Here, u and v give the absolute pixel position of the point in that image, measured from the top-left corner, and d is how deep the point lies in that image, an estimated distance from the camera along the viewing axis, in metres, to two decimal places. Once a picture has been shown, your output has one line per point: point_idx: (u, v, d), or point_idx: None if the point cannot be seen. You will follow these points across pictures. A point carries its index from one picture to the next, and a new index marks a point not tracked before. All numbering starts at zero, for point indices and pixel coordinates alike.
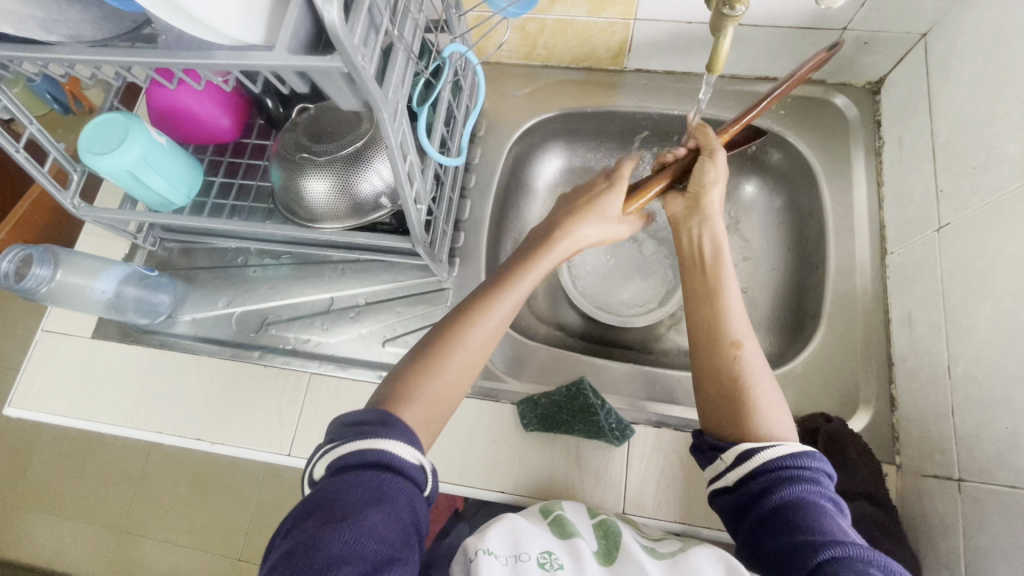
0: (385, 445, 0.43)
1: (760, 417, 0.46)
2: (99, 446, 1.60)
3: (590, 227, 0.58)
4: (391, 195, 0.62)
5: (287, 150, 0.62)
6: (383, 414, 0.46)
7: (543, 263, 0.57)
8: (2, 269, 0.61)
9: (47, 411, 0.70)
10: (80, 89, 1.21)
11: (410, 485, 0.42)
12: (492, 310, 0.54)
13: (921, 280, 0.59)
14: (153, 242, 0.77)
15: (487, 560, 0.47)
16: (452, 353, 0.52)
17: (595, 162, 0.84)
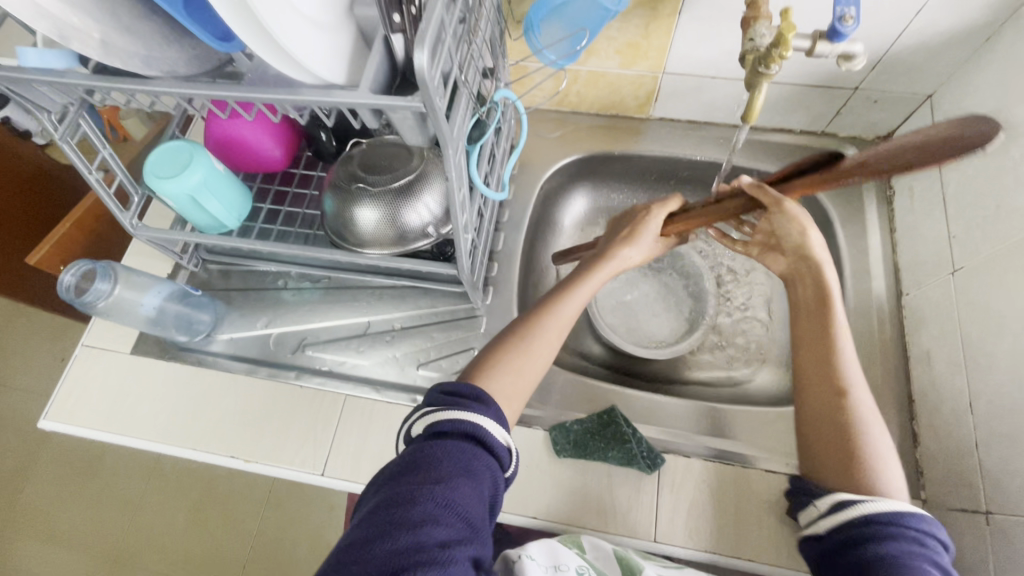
0: (477, 419, 0.48)
1: (875, 471, 0.48)
2: (101, 470, 1.58)
3: (640, 249, 0.64)
4: (437, 224, 0.66)
5: (340, 181, 0.65)
6: (478, 390, 0.52)
7: (601, 273, 0.63)
8: (65, 282, 0.61)
9: (83, 425, 0.71)
10: (119, 118, 1.28)
11: (494, 461, 0.48)
12: (562, 307, 0.60)
13: (938, 321, 0.62)
14: (196, 263, 0.80)
15: (528, 562, 0.53)
16: (530, 345, 0.58)
17: (619, 201, 0.89)
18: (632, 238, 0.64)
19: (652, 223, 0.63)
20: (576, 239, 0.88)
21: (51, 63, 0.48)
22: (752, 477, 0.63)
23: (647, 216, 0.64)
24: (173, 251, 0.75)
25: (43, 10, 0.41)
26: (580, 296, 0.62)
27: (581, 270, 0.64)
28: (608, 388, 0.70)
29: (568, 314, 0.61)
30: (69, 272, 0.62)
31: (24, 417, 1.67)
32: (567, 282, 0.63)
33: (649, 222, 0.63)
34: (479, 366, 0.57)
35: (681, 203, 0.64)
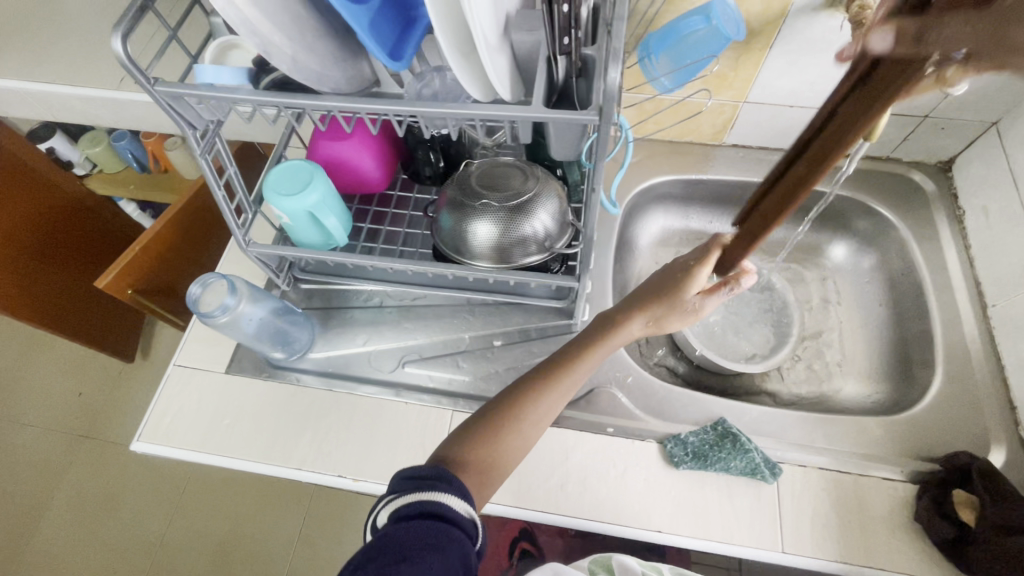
0: (440, 497, 0.44)
1: None
2: (119, 511, 1.50)
3: (677, 311, 0.62)
4: (550, 241, 0.67)
5: (457, 196, 0.67)
6: (441, 470, 0.47)
7: (597, 355, 0.61)
8: (194, 296, 0.64)
9: (179, 446, 0.69)
10: (164, 146, 1.28)
11: (465, 536, 0.44)
12: (557, 390, 0.58)
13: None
14: (289, 282, 0.80)
15: None
16: (521, 421, 0.56)
17: (692, 224, 0.93)
18: (653, 310, 0.62)
19: (693, 280, 0.61)
20: (652, 259, 0.92)
21: (223, 78, 0.50)
22: (867, 484, 0.64)
23: (685, 275, 0.61)
24: (272, 268, 0.76)
25: (252, 26, 0.42)
26: (572, 384, 0.59)
27: (587, 341, 0.62)
28: (714, 400, 0.71)
29: (558, 399, 0.58)
30: (195, 287, 0.64)
31: (35, 456, 1.59)
32: (563, 365, 0.60)
33: (688, 279, 0.61)
34: (477, 450, 0.53)
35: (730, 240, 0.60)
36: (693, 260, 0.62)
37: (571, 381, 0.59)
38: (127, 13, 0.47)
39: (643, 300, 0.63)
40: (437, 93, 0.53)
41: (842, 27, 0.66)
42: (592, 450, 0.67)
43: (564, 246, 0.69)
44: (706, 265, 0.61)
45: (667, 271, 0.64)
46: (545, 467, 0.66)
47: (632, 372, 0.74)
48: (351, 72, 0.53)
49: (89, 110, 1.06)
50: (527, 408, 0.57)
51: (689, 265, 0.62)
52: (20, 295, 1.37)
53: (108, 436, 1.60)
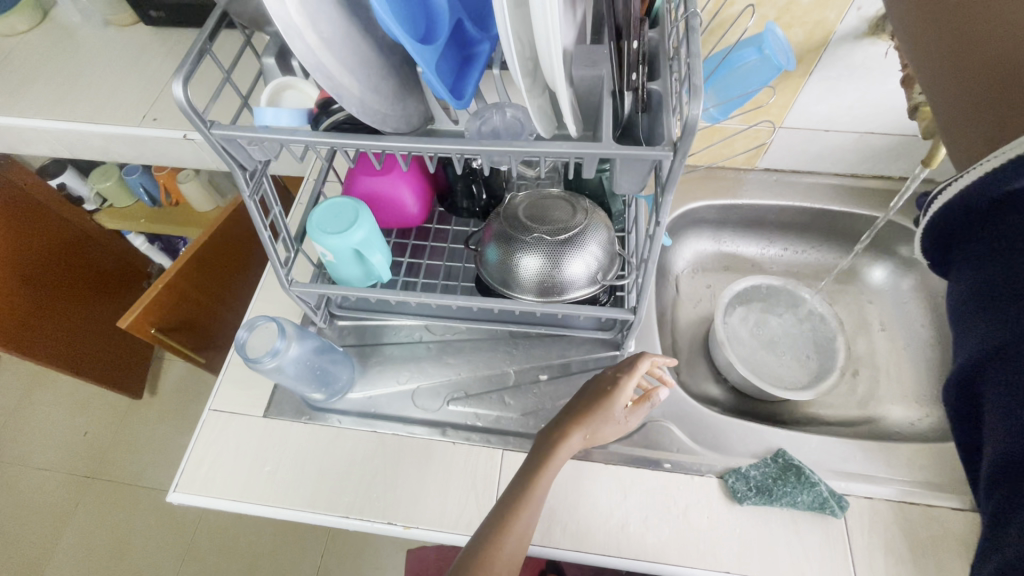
0: None
1: None
2: (129, 555, 1.43)
3: (610, 423, 0.61)
4: (600, 274, 0.65)
5: (502, 230, 0.66)
6: None
7: (549, 472, 0.57)
8: (241, 341, 0.62)
9: (217, 496, 0.66)
10: (177, 180, 1.26)
11: None
12: (533, 499, 0.56)
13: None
14: (325, 319, 0.77)
15: None
16: (503, 541, 0.53)
17: (725, 247, 0.92)
18: (589, 423, 0.60)
19: (622, 393, 0.61)
20: (686, 285, 0.91)
21: (283, 121, 0.49)
22: (934, 514, 0.62)
23: (615, 388, 0.61)
24: (310, 306, 0.73)
25: (325, 68, 0.42)
26: (527, 519, 0.55)
27: (535, 453, 0.59)
28: (769, 430, 0.70)
29: (526, 525, 0.55)
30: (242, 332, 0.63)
31: (42, 500, 1.52)
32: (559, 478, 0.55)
33: (619, 393, 0.61)
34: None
35: (649, 363, 0.62)
36: (621, 373, 0.62)
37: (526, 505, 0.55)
38: (187, 58, 0.47)
39: (581, 413, 0.61)
40: (496, 129, 0.53)
41: (887, 53, 0.67)
42: (650, 487, 0.65)
43: (614, 277, 0.67)
44: (631, 379, 0.62)
45: (595, 383, 0.63)
46: (603, 506, 0.64)
47: (684, 404, 0.72)
48: (409, 110, 0.52)
49: (109, 146, 1.04)
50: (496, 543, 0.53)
51: (617, 377, 0.62)
52: (26, 334, 1.33)
53: (117, 476, 1.55)
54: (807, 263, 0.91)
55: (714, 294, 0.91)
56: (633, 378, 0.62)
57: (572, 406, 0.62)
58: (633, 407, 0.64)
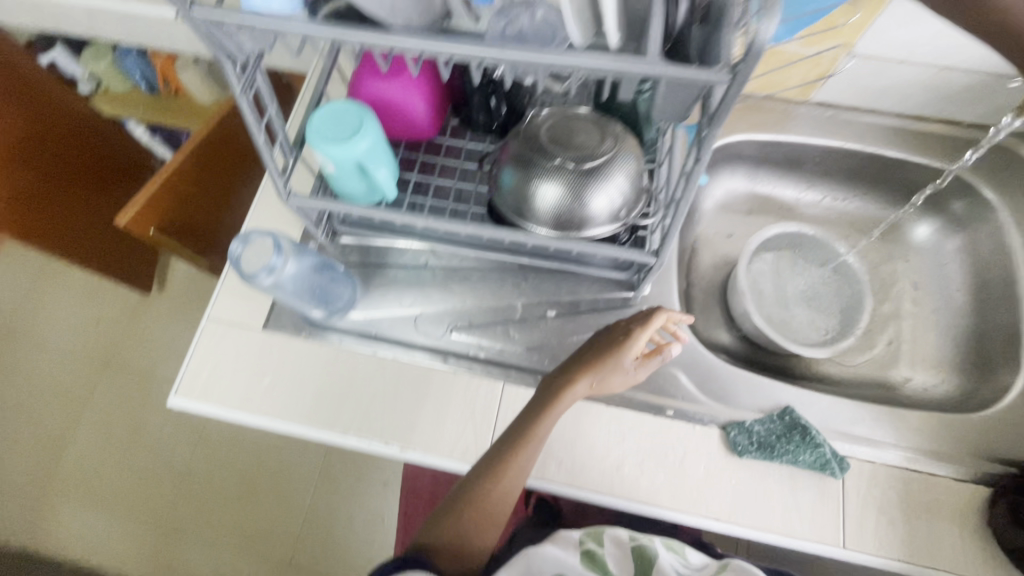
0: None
1: None
2: (144, 436, 1.46)
3: (618, 374, 0.59)
4: (623, 210, 0.59)
5: (522, 153, 0.60)
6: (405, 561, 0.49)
7: (548, 423, 0.56)
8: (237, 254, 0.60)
9: (218, 404, 0.66)
10: (174, 65, 1.16)
11: None
12: (529, 446, 0.55)
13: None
14: (327, 235, 0.73)
15: None
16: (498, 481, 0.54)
17: (760, 188, 0.85)
18: (598, 372, 0.58)
19: (634, 345, 0.59)
20: (712, 227, 0.85)
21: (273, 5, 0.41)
22: (934, 483, 0.62)
23: (626, 339, 0.59)
24: (312, 222, 0.68)
25: None
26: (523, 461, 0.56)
27: (540, 400, 0.58)
28: (778, 386, 0.68)
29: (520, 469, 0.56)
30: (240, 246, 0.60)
31: (44, 380, 1.52)
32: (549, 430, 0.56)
33: (629, 345, 0.59)
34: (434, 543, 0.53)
35: (665, 317, 0.60)
36: (634, 325, 0.60)
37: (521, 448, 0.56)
38: None
39: (588, 362, 0.59)
40: (522, 32, 0.45)
41: None
42: (650, 432, 0.64)
43: (637, 215, 0.61)
44: (644, 333, 0.59)
45: (606, 333, 0.62)
46: (601, 446, 0.63)
47: (693, 352, 0.70)
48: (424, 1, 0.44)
49: (94, 22, 0.94)
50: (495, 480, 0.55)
51: (630, 328, 0.60)
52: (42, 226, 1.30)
53: (130, 366, 1.53)
54: (846, 213, 0.85)
55: (741, 238, 0.85)
56: (646, 331, 0.59)
57: (581, 353, 0.61)
58: (643, 360, 0.61)
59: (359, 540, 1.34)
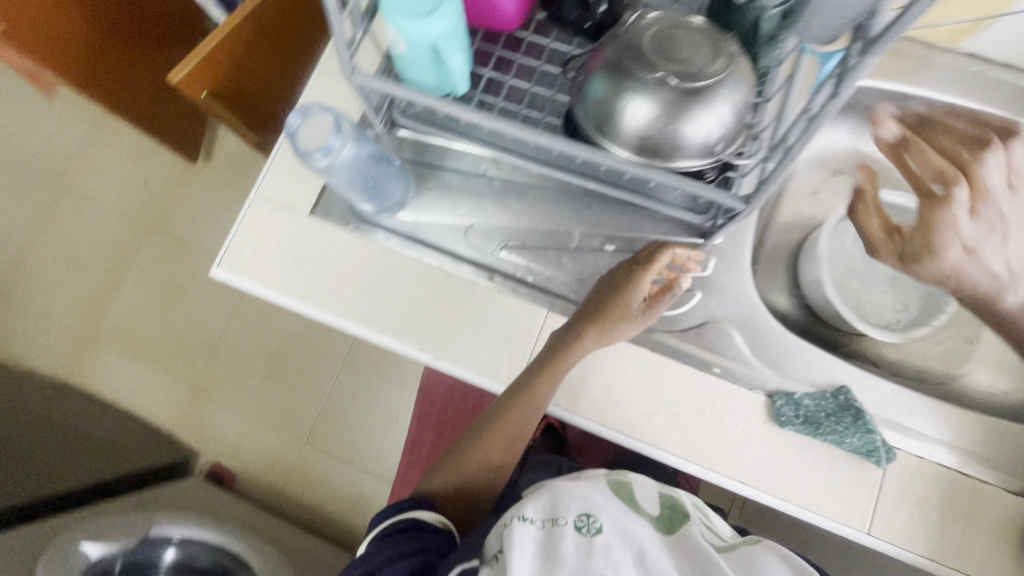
0: (422, 513, 0.61)
1: None
2: (182, 304, 1.51)
3: (625, 321, 0.59)
4: (719, 144, 0.53)
5: (616, 62, 0.52)
6: (411, 502, 0.62)
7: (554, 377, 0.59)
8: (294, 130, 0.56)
9: (259, 283, 0.66)
10: None
11: (434, 535, 0.60)
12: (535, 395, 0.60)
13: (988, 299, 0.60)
14: (384, 124, 0.67)
15: (522, 526, 0.49)
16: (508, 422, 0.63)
17: (865, 146, 0.76)
18: (604, 323, 0.59)
19: (639, 287, 0.59)
20: (800, 182, 0.77)
21: None
22: (981, 489, 0.58)
23: (630, 284, 0.59)
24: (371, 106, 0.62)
25: None
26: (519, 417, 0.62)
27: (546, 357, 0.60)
28: (837, 363, 0.64)
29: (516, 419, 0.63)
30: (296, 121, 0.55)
31: (90, 232, 1.55)
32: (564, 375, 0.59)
33: (633, 290, 0.59)
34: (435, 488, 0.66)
35: (667, 258, 0.59)
36: (636, 268, 0.60)
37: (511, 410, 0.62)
38: None
39: (594, 313, 0.59)
40: None
41: None
42: (691, 386, 0.61)
43: (733, 152, 0.55)
44: (648, 273, 0.59)
45: (607, 279, 0.61)
46: (637, 391, 0.61)
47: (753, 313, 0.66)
48: None
49: None
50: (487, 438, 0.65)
51: (631, 273, 0.60)
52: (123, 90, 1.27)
53: (171, 233, 1.55)
54: None
55: (828, 199, 0.77)
56: (647, 275, 0.59)
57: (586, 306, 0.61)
58: (653, 300, 0.60)
59: (371, 432, 1.41)
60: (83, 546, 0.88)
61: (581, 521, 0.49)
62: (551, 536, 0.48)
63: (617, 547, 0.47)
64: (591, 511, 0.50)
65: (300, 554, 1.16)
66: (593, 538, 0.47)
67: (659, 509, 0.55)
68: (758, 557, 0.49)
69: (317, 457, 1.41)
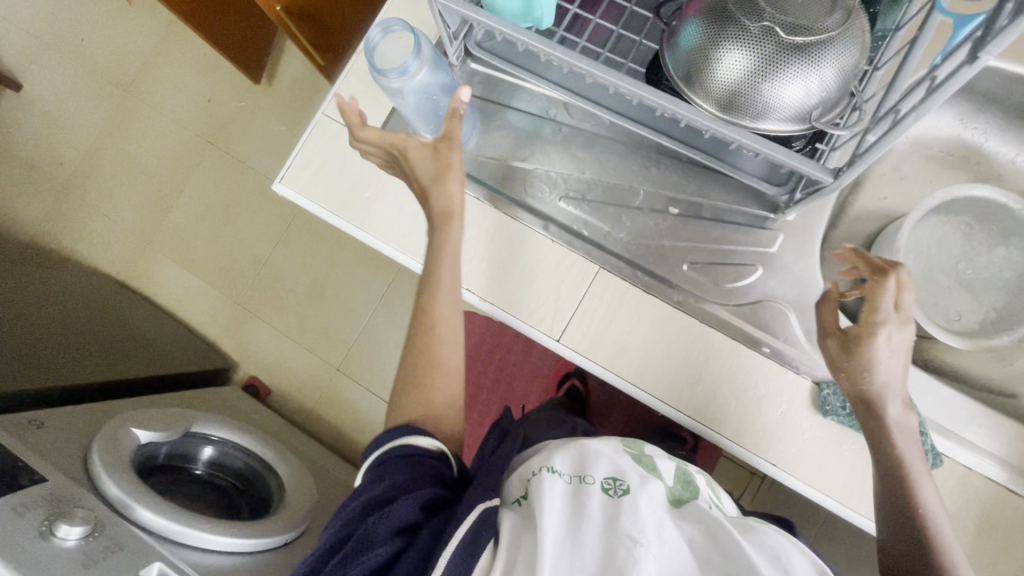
0: (417, 442, 0.53)
1: None
2: (234, 222, 1.56)
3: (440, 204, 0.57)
4: (817, 110, 0.49)
5: (717, 8, 0.48)
6: (404, 435, 0.53)
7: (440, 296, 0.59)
8: (376, 43, 0.55)
9: (316, 203, 0.66)
10: None
11: (433, 462, 0.52)
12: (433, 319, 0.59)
13: (884, 438, 0.50)
14: (459, 55, 0.65)
15: (550, 477, 0.47)
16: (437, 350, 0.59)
17: (970, 135, 0.69)
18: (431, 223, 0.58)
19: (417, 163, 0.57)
20: (888, 166, 0.72)
21: None
22: None
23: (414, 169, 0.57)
24: (449, 32, 0.60)
25: None
26: (446, 331, 0.60)
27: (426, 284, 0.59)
28: None
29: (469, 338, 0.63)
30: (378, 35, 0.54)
31: (156, 143, 1.60)
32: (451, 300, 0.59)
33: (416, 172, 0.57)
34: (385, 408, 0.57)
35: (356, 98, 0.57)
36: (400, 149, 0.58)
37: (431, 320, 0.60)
38: None
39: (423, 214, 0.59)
40: None
41: None
42: (736, 362, 0.60)
43: (829, 121, 0.51)
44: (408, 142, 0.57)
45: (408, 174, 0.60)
46: (681, 359, 0.60)
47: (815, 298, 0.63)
48: None
49: None
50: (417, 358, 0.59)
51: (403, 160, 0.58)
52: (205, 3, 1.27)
53: (230, 151, 1.58)
54: None
55: (916, 190, 0.72)
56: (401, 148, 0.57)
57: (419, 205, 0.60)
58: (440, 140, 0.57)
59: None
60: (133, 430, 0.95)
61: (607, 483, 0.46)
62: (578, 491, 0.46)
63: (645, 510, 0.44)
64: (618, 476, 0.47)
65: (324, 472, 1.23)
66: (620, 498, 0.45)
67: (675, 480, 0.53)
68: (776, 539, 0.47)
69: (347, 384, 1.47)
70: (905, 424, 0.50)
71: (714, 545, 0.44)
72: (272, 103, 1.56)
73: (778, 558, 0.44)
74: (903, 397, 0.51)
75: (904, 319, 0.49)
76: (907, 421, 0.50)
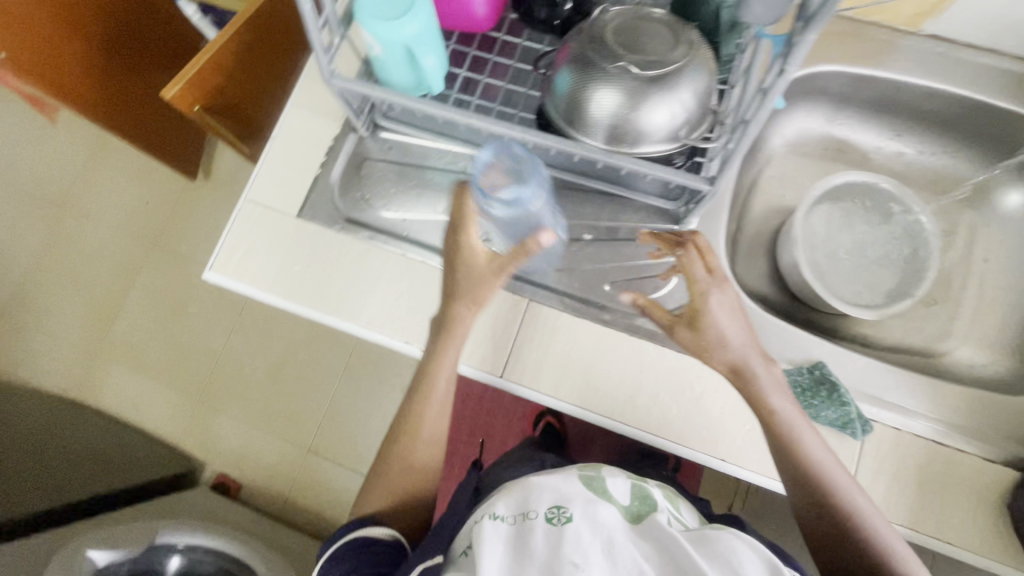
0: (369, 529, 0.55)
1: None
2: (185, 317, 1.54)
3: (487, 285, 0.58)
4: (684, 129, 0.55)
5: (581, 55, 0.55)
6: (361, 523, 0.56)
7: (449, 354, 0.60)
8: (487, 163, 0.55)
9: (249, 284, 0.68)
10: None
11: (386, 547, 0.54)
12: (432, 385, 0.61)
13: (760, 399, 0.53)
14: (367, 127, 0.70)
15: (492, 524, 0.48)
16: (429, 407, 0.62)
17: (838, 130, 0.78)
18: (474, 294, 0.58)
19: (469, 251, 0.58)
20: (776, 168, 0.79)
21: None
22: (959, 458, 0.59)
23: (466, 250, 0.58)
24: (353, 110, 0.65)
25: None
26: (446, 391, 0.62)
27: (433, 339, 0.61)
28: (814, 340, 0.65)
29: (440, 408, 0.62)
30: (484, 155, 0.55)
31: (95, 252, 1.59)
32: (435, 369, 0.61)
33: (466, 253, 0.58)
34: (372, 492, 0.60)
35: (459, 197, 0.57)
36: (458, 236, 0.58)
37: (439, 394, 0.61)
38: None
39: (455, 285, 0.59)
40: None
41: None
42: (669, 368, 0.63)
43: (698, 137, 0.57)
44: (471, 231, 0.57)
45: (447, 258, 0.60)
46: (618, 375, 0.63)
47: None
48: None
49: None
50: (414, 429, 0.62)
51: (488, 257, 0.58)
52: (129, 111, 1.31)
53: (173, 248, 1.58)
54: (930, 168, 0.77)
55: (804, 185, 0.79)
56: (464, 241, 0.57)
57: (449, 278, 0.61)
58: (503, 261, 0.57)
59: (374, 437, 1.42)
60: (89, 552, 0.89)
61: (551, 512, 0.47)
62: (524, 528, 0.47)
63: (589, 534, 0.45)
64: (562, 503, 0.48)
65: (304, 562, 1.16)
66: (563, 526, 0.45)
67: (629, 497, 0.52)
68: (728, 541, 0.47)
69: (320, 463, 1.42)
70: (770, 378, 0.54)
71: (667, 561, 0.45)
72: (212, 196, 1.59)
73: (729, 563, 0.45)
74: (761, 351, 0.55)
75: (722, 280, 0.55)
76: (774, 375, 0.54)
